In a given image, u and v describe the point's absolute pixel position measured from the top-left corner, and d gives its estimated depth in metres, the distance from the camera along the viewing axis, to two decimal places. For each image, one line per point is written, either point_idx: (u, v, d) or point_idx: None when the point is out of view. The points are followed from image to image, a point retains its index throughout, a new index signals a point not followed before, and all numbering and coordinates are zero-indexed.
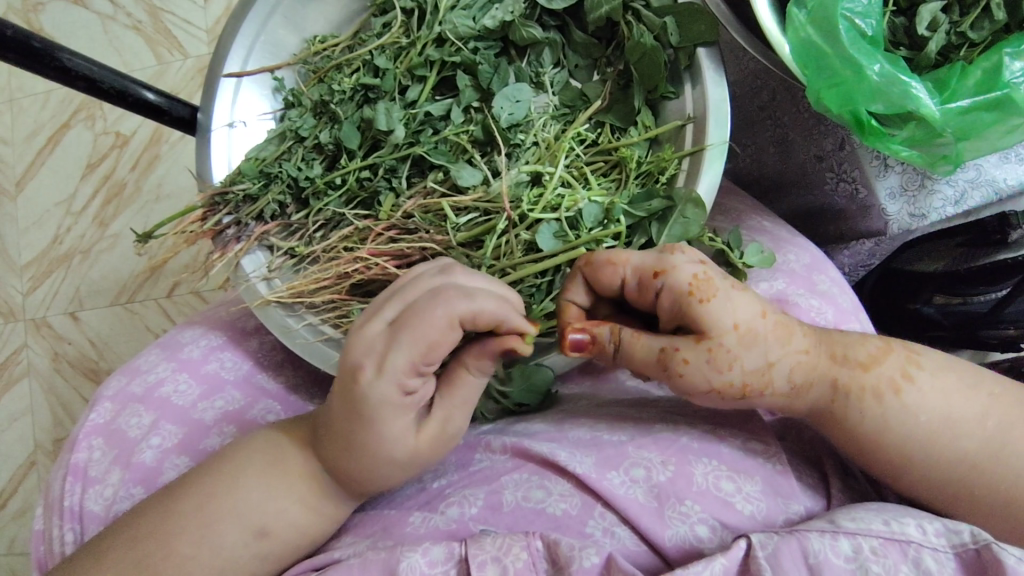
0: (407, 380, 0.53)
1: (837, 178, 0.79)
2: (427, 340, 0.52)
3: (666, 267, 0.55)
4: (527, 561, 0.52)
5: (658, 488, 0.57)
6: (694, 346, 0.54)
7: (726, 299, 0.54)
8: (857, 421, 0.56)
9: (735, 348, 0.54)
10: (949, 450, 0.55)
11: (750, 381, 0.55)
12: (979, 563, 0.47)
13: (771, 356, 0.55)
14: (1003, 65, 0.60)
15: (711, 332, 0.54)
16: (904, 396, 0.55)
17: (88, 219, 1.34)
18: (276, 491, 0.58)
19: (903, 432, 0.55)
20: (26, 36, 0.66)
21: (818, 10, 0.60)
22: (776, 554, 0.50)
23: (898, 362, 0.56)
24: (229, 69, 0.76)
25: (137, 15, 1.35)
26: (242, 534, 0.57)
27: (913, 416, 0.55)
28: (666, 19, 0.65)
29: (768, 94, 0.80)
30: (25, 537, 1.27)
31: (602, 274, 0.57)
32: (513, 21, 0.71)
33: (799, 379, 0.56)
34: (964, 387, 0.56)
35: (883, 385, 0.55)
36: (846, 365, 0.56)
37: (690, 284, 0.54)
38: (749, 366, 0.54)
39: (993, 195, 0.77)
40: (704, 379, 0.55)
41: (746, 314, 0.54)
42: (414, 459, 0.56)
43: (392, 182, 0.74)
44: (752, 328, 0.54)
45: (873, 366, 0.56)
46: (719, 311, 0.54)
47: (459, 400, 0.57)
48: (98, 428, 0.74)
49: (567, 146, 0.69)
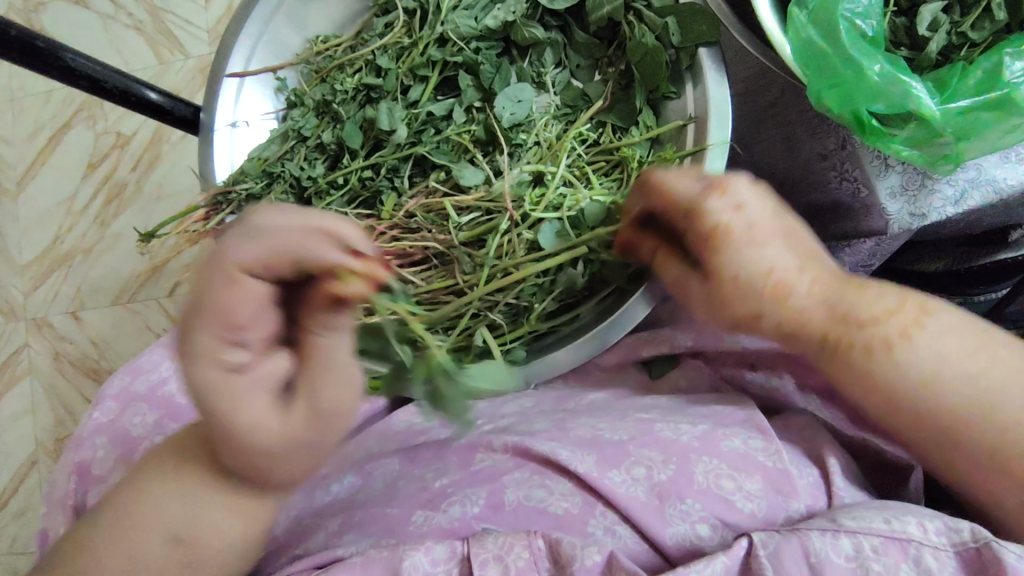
0: (232, 353, 0.44)
1: (840, 177, 0.79)
2: (229, 307, 0.43)
3: (698, 206, 0.53)
4: (528, 560, 0.53)
5: (659, 487, 0.57)
6: (702, 282, 0.55)
7: (741, 246, 0.52)
8: (846, 373, 0.51)
9: (728, 293, 0.53)
10: (940, 412, 0.49)
11: (742, 322, 0.55)
12: (979, 561, 0.47)
13: (765, 308, 0.53)
14: (1004, 66, 0.60)
15: (716, 277, 0.53)
16: (897, 356, 0.49)
17: (90, 218, 1.35)
18: (190, 494, 0.51)
19: (892, 390, 0.50)
20: (30, 36, 0.65)
21: (819, 10, 0.61)
22: (778, 552, 0.50)
23: (902, 320, 0.50)
24: (232, 70, 0.76)
25: (138, 15, 1.35)
26: (161, 541, 0.51)
27: (902, 379, 0.49)
28: (668, 19, 0.65)
29: (777, 90, 0.81)
30: (27, 536, 1.28)
31: (651, 195, 0.56)
32: (515, 21, 0.71)
33: (790, 330, 0.53)
34: (966, 353, 0.49)
35: (875, 345, 0.50)
36: (847, 322, 0.51)
37: (711, 231, 0.52)
38: (741, 311, 0.53)
39: (992, 195, 0.76)
40: (704, 309, 0.57)
41: (751, 266, 0.52)
42: (290, 449, 0.45)
43: (394, 181, 0.74)
44: (756, 278, 0.52)
45: (875, 324, 0.50)
46: (726, 259, 0.52)
47: (319, 367, 0.45)
48: (101, 427, 0.74)
49: (569, 146, 0.70)
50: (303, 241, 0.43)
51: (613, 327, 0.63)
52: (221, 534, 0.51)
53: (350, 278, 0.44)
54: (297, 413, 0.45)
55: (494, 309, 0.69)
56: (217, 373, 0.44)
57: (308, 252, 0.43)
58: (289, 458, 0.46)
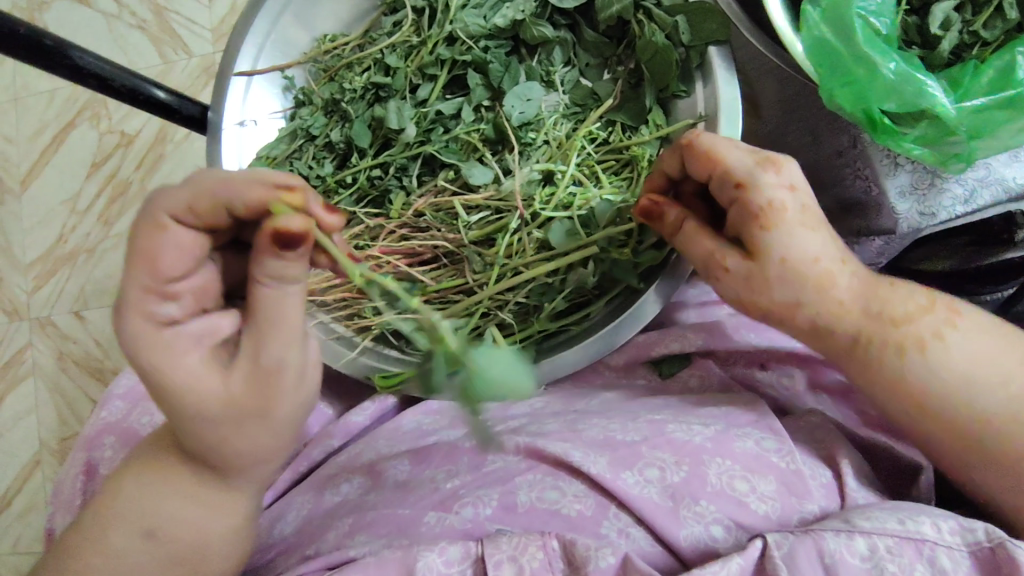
0: (160, 308, 0.48)
1: (853, 175, 0.80)
2: (157, 256, 0.48)
3: (751, 184, 0.55)
4: (543, 560, 0.53)
5: (672, 488, 0.57)
6: (741, 261, 0.57)
7: (789, 232, 0.55)
8: (876, 367, 0.56)
9: (773, 276, 0.56)
10: (966, 404, 0.54)
11: (777, 310, 0.57)
12: (994, 561, 0.47)
13: (803, 296, 0.56)
14: (1017, 64, 0.60)
15: (761, 256, 0.55)
16: (930, 353, 0.55)
17: (94, 218, 1.35)
18: (155, 488, 0.53)
19: (921, 383, 0.55)
20: (38, 34, 0.65)
21: (831, 8, 0.61)
22: (792, 553, 0.50)
23: (934, 322, 0.56)
24: (241, 68, 0.75)
25: (142, 14, 1.35)
26: (131, 534, 0.53)
27: (933, 374, 0.54)
28: (677, 18, 0.66)
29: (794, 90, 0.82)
30: (31, 536, 1.27)
31: (697, 162, 0.57)
32: (524, 19, 0.71)
33: (823, 324, 0.57)
34: (995, 354, 0.54)
35: (907, 342, 0.55)
36: (880, 321, 0.56)
37: (762, 208, 0.55)
38: (780, 299, 0.56)
39: (1003, 194, 0.77)
40: (736, 292, 0.58)
41: (802, 253, 0.55)
42: (232, 407, 0.48)
43: (403, 180, 0.74)
44: (801, 266, 0.55)
45: (904, 323, 0.55)
46: (775, 240, 0.55)
47: (267, 322, 0.47)
48: (111, 426, 0.74)
49: (579, 145, 0.69)
50: (224, 186, 0.48)
51: (622, 327, 0.63)
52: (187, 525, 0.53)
53: (289, 214, 0.45)
54: (238, 371, 0.48)
55: (505, 309, 0.69)
56: (149, 328, 0.48)
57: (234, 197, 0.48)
58: (229, 422, 0.49)
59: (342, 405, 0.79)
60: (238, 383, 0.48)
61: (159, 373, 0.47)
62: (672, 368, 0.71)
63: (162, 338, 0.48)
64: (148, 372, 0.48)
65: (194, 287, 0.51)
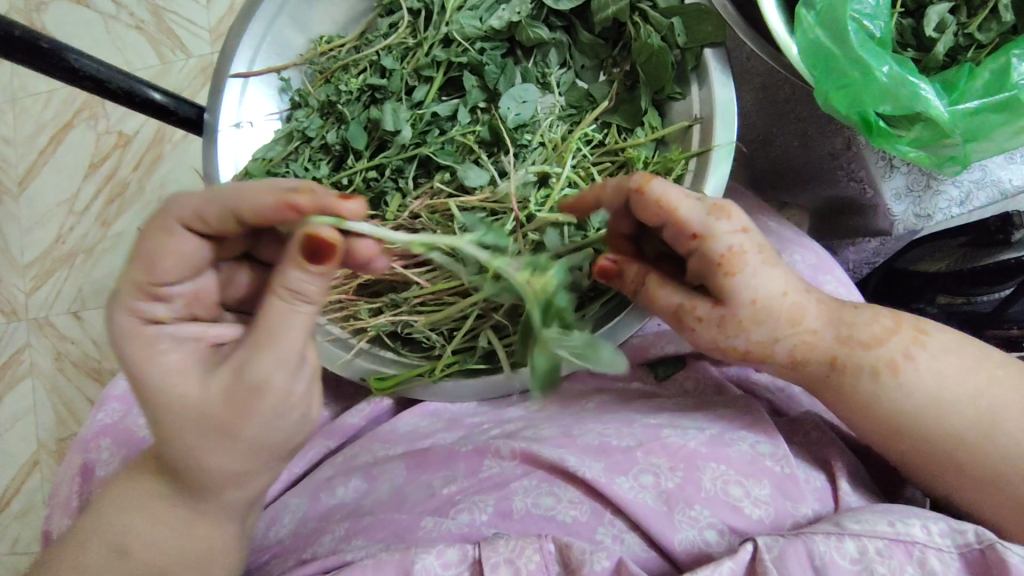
0: (148, 308, 0.51)
1: (847, 176, 0.81)
2: (160, 262, 0.50)
3: (707, 232, 0.53)
4: (540, 563, 0.53)
5: (667, 494, 0.57)
6: (710, 310, 0.56)
7: (754, 274, 0.54)
8: (858, 396, 0.57)
9: (746, 320, 0.55)
10: (940, 426, 0.55)
11: (754, 351, 0.57)
12: (984, 563, 0.47)
13: (778, 334, 0.56)
14: (1012, 67, 0.60)
15: (729, 303, 0.55)
16: (902, 376, 0.55)
17: (91, 218, 1.34)
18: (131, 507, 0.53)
19: (895, 406, 0.56)
20: (35, 37, 0.66)
21: (827, 12, 0.61)
22: (782, 556, 0.50)
23: (901, 344, 0.56)
24: (236, 70, 0.75)
25: (140, 14, 1.35)
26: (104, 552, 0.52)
27: (905, 393, 0.55)
28: (674, 20, 0.65)
29: (790, 87, 0.79)
30: (29, 536, 1.28)
31: (648, 213, 0.55)
32: (520, 21, 0.71)
33: (799, 357, 0.57)
34: (965, 370, 0.56)
35: (880, 365, 0.56)
36: (850, 346, 0.57)
37: (724, 255, 0.54)
38: (756, 338, 0.56)
39: (998, 196, 0.79)
40: (711, 340, 0.57)
41: (768, 292, 0.54)
42: (206, 412, 0.48)
43: (399, 182, 0.74)
44: (769, 306, 0.55)
45: (875, 346, 0.56)
46: (741, 283, 0.54)
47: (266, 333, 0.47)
48: (107, 428, 0.74)
49: (574, 147, 0.69)
50: (235, 199, 0.50)
51: (618, 329, 0.64)
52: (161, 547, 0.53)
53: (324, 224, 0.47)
54: (218, 380, 0.48)
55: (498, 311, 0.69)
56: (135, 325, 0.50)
57: (240, 206, 0.50)
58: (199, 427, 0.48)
59: (339, 407, 0.79)
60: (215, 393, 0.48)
61: (141, 371, 0.49)
62: (668, 370, 0.70)
63: (150, 338, 0.50)
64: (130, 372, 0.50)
65: (186, 292, 0.53)
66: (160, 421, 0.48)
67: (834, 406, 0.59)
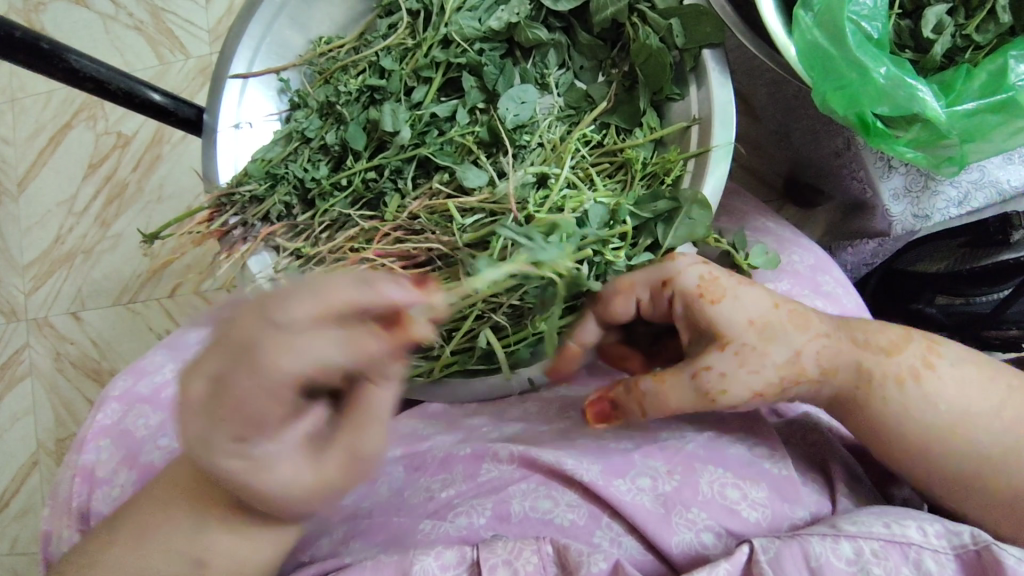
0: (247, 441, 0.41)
1: (851, 176, 0.80)
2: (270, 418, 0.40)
3: (670, 275, 0.57)
4: (538, 564, 0.53)
5: (664, 497, 0.57)
6: (722, 354, 0.54)
7: (734, 296, 0.55)
8: (883, 409, 0.55)
9: (758, 343, 0.54)
10: (967, 440, 0.54)
11: (786, 376, 0.55)
12: (981, 564, 0.47)
13: (795, 344, 0.55)
14: (1009, 68, 0.60)
15: (731, 334, 0.54)
16: (925, 384, 0.55)
17: (90, 219, 1.35)
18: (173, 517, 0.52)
19: (924, 418, 0.54)
20: (35, 37, 0.66)
21: (825, 12, 0.60)
22: (778, 557, 0.50)
23: (917, 352, 0.56)
24: (235, 71, 0.76)
25: (139, 15, 1.35)
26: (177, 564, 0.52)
27: (934, 406, 0.54)
28: (672, 21, 0.65)
29: (795, 86, 0.76)
30: (29, 536, 1.28)
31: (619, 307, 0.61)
32: (519, 22, 0.71)
33: (825, 365, 0.55)
34: (983, 378, 0.55)
35: (904, 373, 0.55)
36: (868, 350, 0.56)
37: (699, 288, 0.56)
38: (780, 359, 0.54)
39: (997, 195, 0.81)
40: (745, 386, 0.54)
41: (756, 309, 0.55)
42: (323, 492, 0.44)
43: (398, 182, 0.74)
44: (768, 320, 0.55)
45: (895, 353, 0.56)
46: (731, 310, 0.55)
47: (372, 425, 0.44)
48: (105, 429, 0.73)
49: (573, 147, 0.69)
50: (350, 350, 0.39)
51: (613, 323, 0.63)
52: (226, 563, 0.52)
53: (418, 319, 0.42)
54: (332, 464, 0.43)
55: (497, 311, 0.69)
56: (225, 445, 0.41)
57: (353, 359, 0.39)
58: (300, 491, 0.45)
59: None
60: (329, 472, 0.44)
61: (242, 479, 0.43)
62: None
63: (252, 458, 0.42)
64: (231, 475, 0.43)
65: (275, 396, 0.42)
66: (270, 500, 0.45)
67: (863, 429, 0.57)
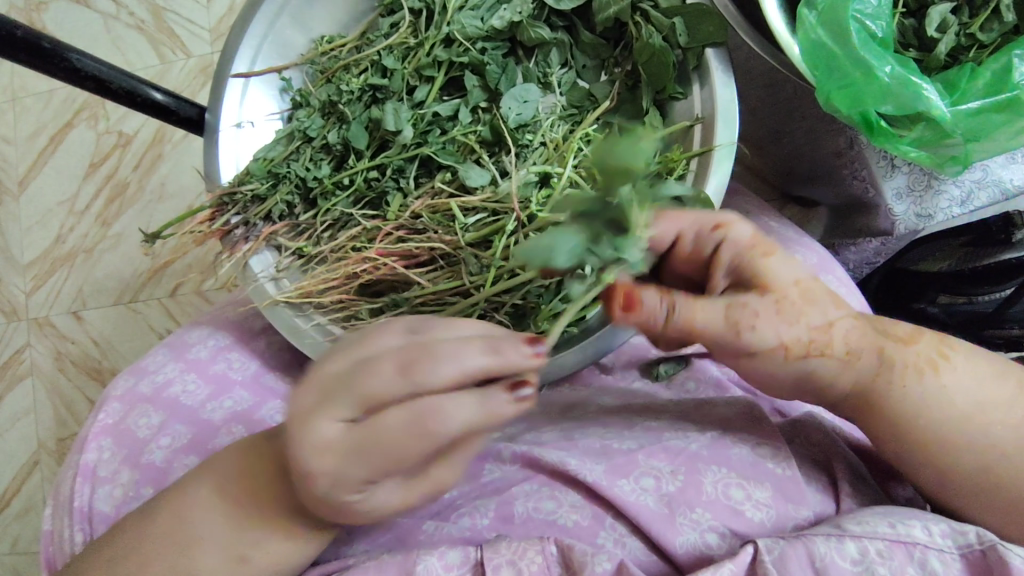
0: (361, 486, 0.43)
1: (851, 176, 0.80)
2: (399, 463, 0.41)
3: (726, 223, 0.56)
4: (541, 565, 0.53)
5: (667, 497, 0.57)
6: (760, 298, 0.53)
7: (784, 258, 0.55)
8: (895, 404, 0.55)
9: (799, 301, 0.53)
10: (981, 435, 0.54)
11: (818, 340, 0.54)
12: (985, 563, 0.48)
13: (830, 315, 0.54)
14: (1013, 66, 0.60)
15: (776, 283, 0.53)
16: (943, 375, 0.55)
17: (91, 218, 1.34)
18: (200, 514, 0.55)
19: (938, 411, 0.55)
20: (36, 37, 0.66)
21: (828, 12, 0.60)
22: (783, 558, 0.50)
23: (934, 342, 0.56)
24: (236, 70, 0.75)
25: (140, 14, 1.35)
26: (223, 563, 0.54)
27: (950, 397, 0.55)
28: (676, 19, 0.65)
29: (791, 87, 0.77)
30: (30, 536, 1.28)
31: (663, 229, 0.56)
32: (522, 21, 0.71)
33: (854, 343, 0.55)
34: (996, 372, 0.56)
35: (922, 362, 0.55)
36: (891, 338, 0.56)
37: (751, 240, 0.55)
38: (814, 322, 0.54)
39: (999, 195, 0.79)
40: (775, 333, 0.53)
41: (804, 272, 0.55)
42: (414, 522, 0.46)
43: (400, 182, 0.74)
44: (811, 287, 0.55)
45: (913, 343, 0.56)
46: (779, 266, 0.54)
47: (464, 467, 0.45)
48: (106, 428, 0.73)
49: (576, 147, 0.69)
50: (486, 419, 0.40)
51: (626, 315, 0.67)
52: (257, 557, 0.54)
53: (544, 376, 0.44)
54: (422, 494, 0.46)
55: (500, 310, 0.69)
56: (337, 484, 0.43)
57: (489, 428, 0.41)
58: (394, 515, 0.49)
59: None
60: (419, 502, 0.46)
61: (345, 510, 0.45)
62: (669, 369, 0.71)
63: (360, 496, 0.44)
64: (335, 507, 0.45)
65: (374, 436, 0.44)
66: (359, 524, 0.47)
67: (869, 424, 0.57)
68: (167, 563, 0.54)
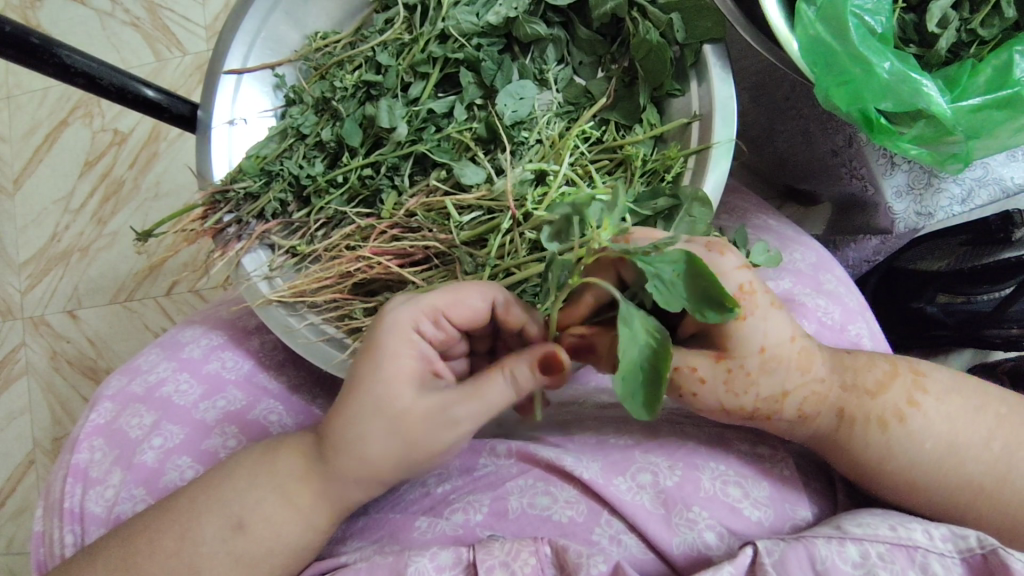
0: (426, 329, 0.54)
1: (850, 174, 0.80)
2: (465, 294, 0.55)
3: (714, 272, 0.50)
4: (535, 566, 0.52)
5: (665, 493, 0.57)
6: (712, 365, 0.51)
7: (763, 318, 0.51)
8: (866, 449, 0.55)
9: (754, 371, 0.51)
10: (959, 471, 0.54)
11: (765, 404, 0.53)
12: (986, 567, 0.46)
13: (787, 385, 0.53)
14: (1015, 63, 0.60)
15: (735, 353, 0.51)
16: (910, 424, 0.55)
17: (87, 216, 1.33)
18: (204, 490, 0.58)
19: (918, 449, 0.54)
20: (24, 32, 0.66)
21: (828, 6, 0.59)
22: (783, 560, 0.49)
23: (905, 387, 0.56)
24: (230, 67, 0.75)
25: (136, 11, 1.34)
26: (199, 533, 0.56)
27: (917, 447, 0.54)
28: (673, 15, 0.64)
29: (784, 89, 0.78)
30: (24, 536, 1.27)
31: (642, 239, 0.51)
32: (517, 17, 0.70)
33: (808, 410, 0.55)
34: (972, 411, 0.55)
35: (887, 415, 0.55)
36: (856, 394, 0.55)
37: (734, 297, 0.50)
38: (766, 392, 0.53)
39: (1000, 193, 0.80)
40: (716, 400, 0.53)
41: (776, 340, 0.51)
42: (411, 423, 0.52)
43: (394, 179, 0.73)
44: (778, 353, 0.52)
45: (880, 394, 0.55)
46: (751, 332, 0.50)
47: (478, 393, 0.51)
48: (98, 428, 0.72)
49: (572, 144, 0.68)
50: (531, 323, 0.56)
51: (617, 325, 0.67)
52: (251, 547, 0.56)
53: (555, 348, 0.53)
54: (429, 402, 0.52)
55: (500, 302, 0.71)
56: (410, 332, 0.54)
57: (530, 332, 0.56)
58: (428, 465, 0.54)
59: None
60: (420, 411, 0.52)
61: (383, 364, 0.53)
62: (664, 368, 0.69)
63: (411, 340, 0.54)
64: (376, 366, 0.53)
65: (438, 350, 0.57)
66: (365, 408, 0.52)
67: (832, 459, 0.58)
68: (165, 558, 0.56)
